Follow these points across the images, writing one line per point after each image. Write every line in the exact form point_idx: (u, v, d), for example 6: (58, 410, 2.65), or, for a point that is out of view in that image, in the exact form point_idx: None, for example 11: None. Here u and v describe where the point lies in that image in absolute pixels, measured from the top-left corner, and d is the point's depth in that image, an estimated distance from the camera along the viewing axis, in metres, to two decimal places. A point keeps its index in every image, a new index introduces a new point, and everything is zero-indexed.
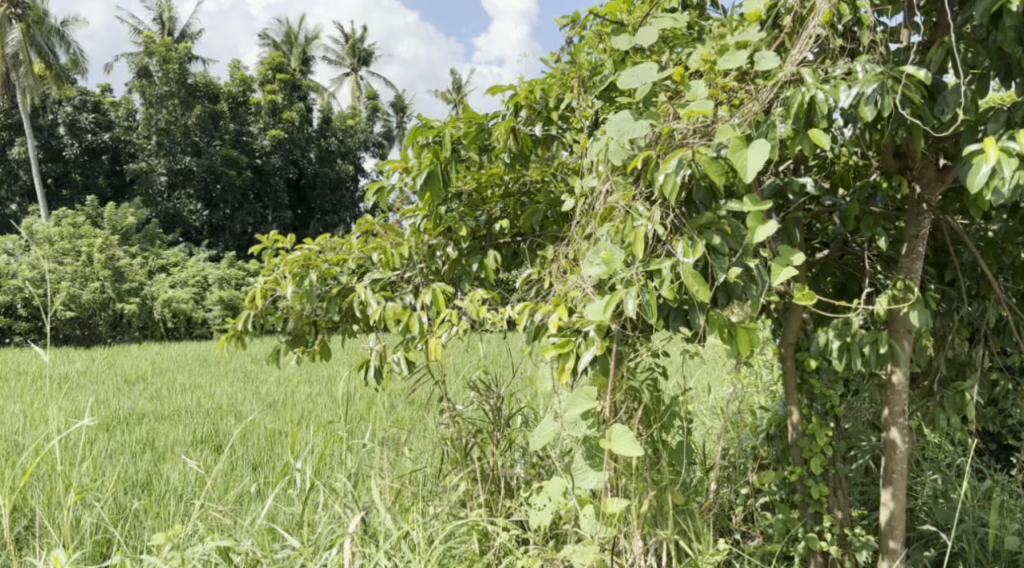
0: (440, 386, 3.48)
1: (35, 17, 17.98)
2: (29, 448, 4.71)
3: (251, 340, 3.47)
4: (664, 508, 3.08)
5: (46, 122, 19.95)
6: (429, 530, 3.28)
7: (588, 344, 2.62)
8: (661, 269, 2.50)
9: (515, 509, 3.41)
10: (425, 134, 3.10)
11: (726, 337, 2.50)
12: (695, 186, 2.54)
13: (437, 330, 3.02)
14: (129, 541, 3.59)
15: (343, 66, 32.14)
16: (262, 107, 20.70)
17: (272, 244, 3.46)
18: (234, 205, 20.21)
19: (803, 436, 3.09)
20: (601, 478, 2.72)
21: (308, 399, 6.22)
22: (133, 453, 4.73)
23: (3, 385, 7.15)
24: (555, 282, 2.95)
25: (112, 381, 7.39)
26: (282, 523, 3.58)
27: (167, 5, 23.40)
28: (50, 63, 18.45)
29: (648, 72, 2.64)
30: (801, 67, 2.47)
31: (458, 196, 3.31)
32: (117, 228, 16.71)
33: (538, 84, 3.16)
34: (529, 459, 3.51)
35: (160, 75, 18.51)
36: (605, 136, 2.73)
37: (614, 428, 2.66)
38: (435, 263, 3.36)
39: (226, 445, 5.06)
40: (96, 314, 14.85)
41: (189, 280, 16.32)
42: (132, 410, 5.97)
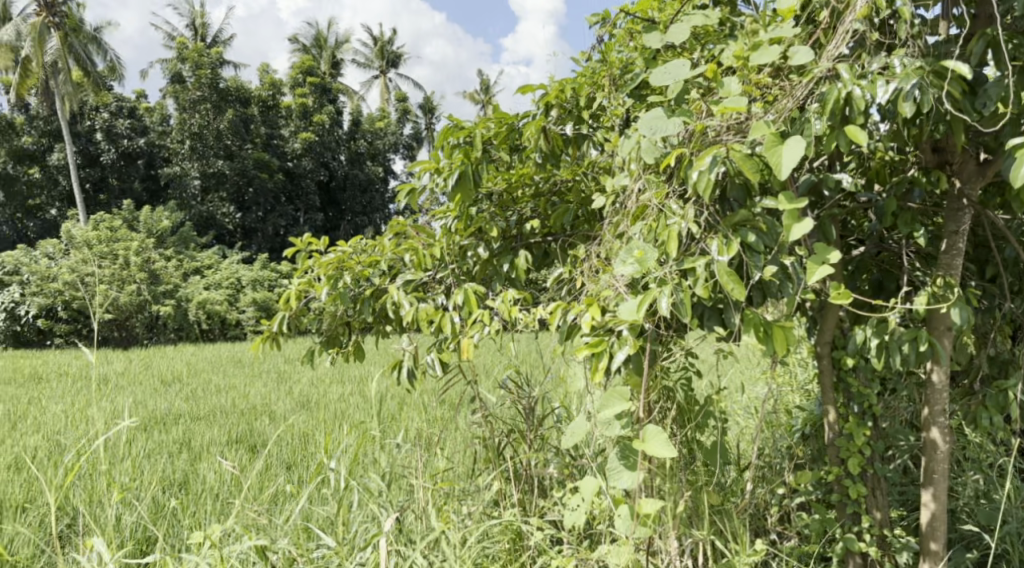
0: (472, 385, 3.47)
1: (72, 26, 18.29)
2: (70, 447, 4.78)
3: (285, 341, 3.49)
4: (699, 508, 3.07)
5: (84, 128, 20.28)
6: (463, 531, 3.28)
7: (621, 344, 2.61)
8: (695, 267, 2.48)
9: (549, 508, 3.40)
10: (456, 135, 3.12)
11: (762, 336, 2.48)
12: (729, 184, 2.52)
13: (469, 330, 3.02)
14: (168, 540, 3.63)
15: (371, 69, 32.37)
16: (293, 110, 20.94)
17: (305, 246, 3.45)
18: (267, 207, 20.35)
19: (840, 436, 3.06)
20: (636, 479, 2.69)
21: (340, 399, 6.26)
22: (170, 452, 4.79)
23: (44, 386, 7.30)
24: (587, 281, 2.94)
25: (150, 381, 7.52)
26: (317, 522, 3.60)
27: (200, 11, 23.71)
28: (88, 71, 18.86)
29: (680, 69, 2.62)
30: (837, 62, 2.45)
31: (489, 197, 3.32)
32: (152, 232, 16.95)
33: (568, 84, 3.16)
34: (563, 459, 3.51)
35: (194, 81, 18.78)
36: (637, 134, 2.72)
37: (648, 428, 2.66)
38: (467, 264, 3.36)
39: (261, 445, 5.09)
40: (133, 316, 15.07)
41: (223, 282, 16.50)
42: (169, 410, 6.04)
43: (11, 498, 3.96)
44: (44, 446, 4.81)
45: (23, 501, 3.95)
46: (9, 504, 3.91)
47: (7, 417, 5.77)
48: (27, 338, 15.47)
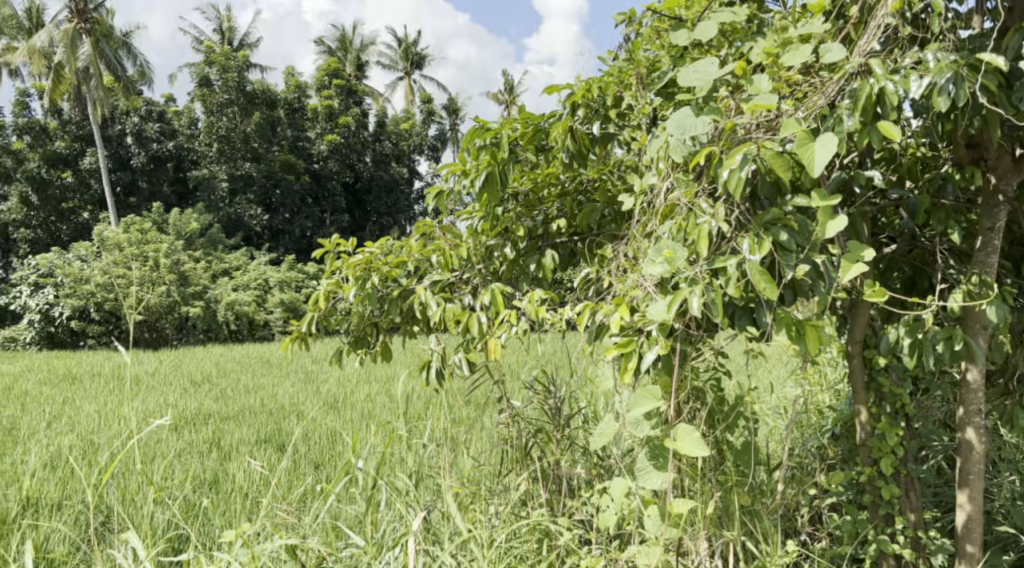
0: (498, 385, 3.46)
1: (102, 32, 18.57)
2: (103, 446, 4.83)
3: (314, 341, 3.50)
4: (730, 509, 3.05)
5: (115, 132, 20.54)
6: (491, 531, 3.27)
7: (650, 344, 2.60)
8: (726, 267, 2.46)
9: (577, 508, 3.39)
10: (482, 136, 3.14)
11: (794, 336, 2.46)
12: (761, 182, 2.51)
13: (497, 330, 3.02)
14: (200, 538, 3.65)
15: (396, 70, 32.47)
16: (319, 112, 21.05)
17: (333, 247, 3.45)
18: (293, 209, 20.45)
19: (872, 436, 3.03)
20: (666, 480, 2.67)
21: (367, 398, 6.28)
22: (200, 452, 4.82)
23: (77, 386, 7.39)
24: (614, 281, 2.93)
25: (180, 381, 7.60)
26: (345, 522, 3.61)
27: (226, 16, 23.92)
28: (119, 76, 19.19)
29: (709, 68, 2.60)
30: (869, 58, 2.43)
31: (515, 197, 3.31)
32: (181, 233, 17.12)
33: (595, 83, 3.15)
34: (590, 459, 3.51)
35: (221, 84, 18.98)
36: (665, 133, 2.70)
37: (679, 428, 2.65)
38: (494, 264, 3.36)
39: (288, 445, 5.12)
40: (163, 317, 15.26)
41: (251, 283, 16.62)
42: (199, 410, 6.10)
43: (47, 496, 4.01)
44: (78, 445, 4.87)
45: (59, 499, 4.00)
46: (46, 501, 3.95)
47: (42, 417, 5.85)
48: (60, 339, 15.72)
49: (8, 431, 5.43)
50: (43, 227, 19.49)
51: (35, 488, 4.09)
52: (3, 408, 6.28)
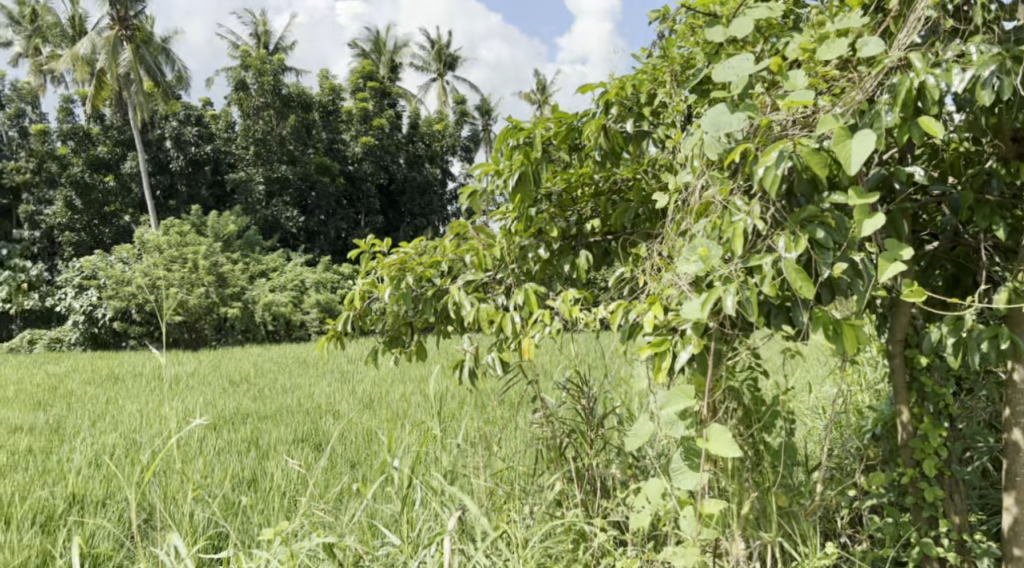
0: (532, 385, 3.45)
1: (143, 38, 18.72)
2: (144, 445, 4.89)
3: (350, 340, 3.51)
4: (767, 511, 3.00)
5: (155, 137, 20.87)
6: (525, 531, 3.26)
7: (684, 343, 2.58)
8: (761, 265, 2.44)
9: (612, 509, 3.37)
10: (515, 136, 3.12)
11: (831, 335, 2.43)
12: (797, 179, 2.47)
13: (530, 330, 3.01)
14: (239, 535, 3.68)
15: (429, 71, 32.59)
16: (353, 115, 21.14)
17: (369, 248, 3.46)
18: (329, 211, 20.58)
19: (914, 437, 2.98)
20: (700, 480, 2.67)
21: (403, 398, 6.30)
22: (238, 451, 4.87)
23: (120, 386, 7.49)
24: (648, 280, 2.91)
25: (220, 381, 7.67)
26: (382, 520, 3.62)
27: (262, 20, 24.17)
28: (159, 81, 19.39)
29: (744, 63, 2.57)
30: (909, 51, 2.39)
31: (548, 197, 3.30)
32: (219, 236, 17.33)
33: (628, 81, 3.14)
34: (625, 459, 3.50)
35: (257, 88, 19.23)
36: (699, 131, 2.68)
37: (712, 428, 2.62)
38: (528, 263, 3.34)
39: (325, 444, 5.15)
40: (202, 317, 15.44)
41: (288, 284, 16.76)
42: (237, 409, 6.17)
43: (92, 493, 4.07)
44: (120, 443, 4.93)
45: (103, 496, 4.06)
46: (90, 499, 4.01)
47: (86, 416, 5.95)
48: (103, 340, 15.99)
49: (54, 430, 5.53)
50: (86, 230, 19.84)
51: (79, 486, 4.16)
52: (49, 408, 6.39)
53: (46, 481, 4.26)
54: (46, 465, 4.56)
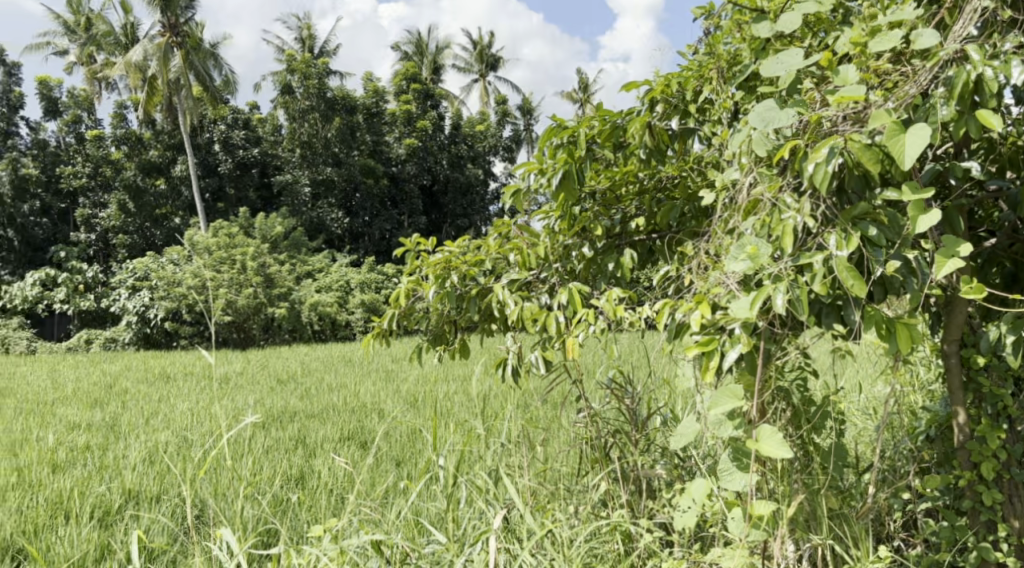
0: (576, 384, 3.43)
1: (193, 44, 18.87)
2: (195, 442, 4.97)
3: (395, 339, 3.53)
4: (818, 512, 2.94)
5: (204, 141, 21.26)
6: (571, 531, 3.24)
7: (733, 342, 2.53)
8: (812, 263, 2.41)
9: (657, 510, 3.34)
10: (559, 135, 3.10)
11: (884, 333, 2.40)
12: (848, 176, 2.43)
13: (574, 330, 2.98)
14: (289, 532, 3.71)
15: (471, 73, 32.69)
16: (397, 117, 21.25)
17: (414, 247, 3.47)
18: (373, 212, 20.73)
19: (971, 438, 2.92)
20: (749, 480, 2.65)
21: (446, 396, 6.33)
22: (286, 449, 4.93)
23: (172, 385, 7.60)
24: (696, 277, 2.88)
25: (268, 380, 7.76)
26: (428, 518, 3.62)
27: (306, 24, 24.41)
28: (208, 86, 19.53)
29: (793, 58, 2.54)
30: (965, 43, 2.34)
31: (592, 195, 3.28)
32: (267, 237, 17.54)
33: (674, 78, 3.13)
34: (670, 460, 3.49)
35: (302, 91, 19.39)
36: (747, 127, 2.65)
37: (761, 428, 2.58)
38: (571, 262, 3.33)
39: (371, 441, 5.21)
40: (251, 318, 15.55)
41: (333, 285, 16.96)
42: (285, 407, 6.24)
43: (146, 489, 4.14)
44: (173, 440, 5.02)
45: (157, 492, 4.12)
46: (145, 495, 4.09)
47: (139, 414, 6.04)
48: (155, 340, 16.23)
49: (109, 428, 5.62)
50: (138, 233, 20.08)
51: (134, 482, 4.23)
52: (104, 406, 6.50)
53: (104, 476, 4.34)
54: (102, 461, 4.64)
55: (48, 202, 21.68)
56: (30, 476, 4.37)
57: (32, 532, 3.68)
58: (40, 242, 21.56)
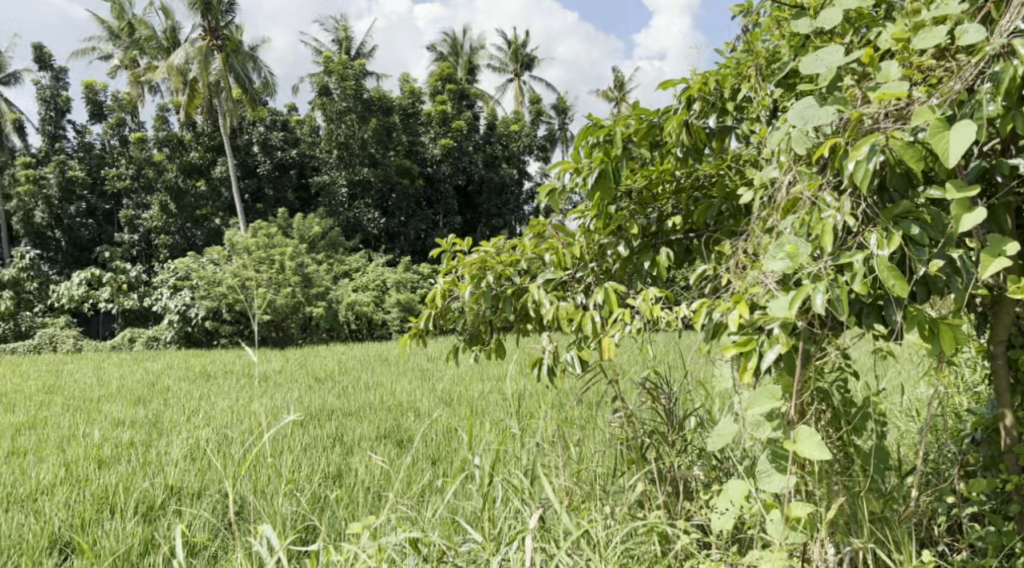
0: (612, 385, 3.40)
1: (232, 47, 18.97)
2: (234, 440, 5.02)
3: (431, 339, 3.53)
4: (858, 516, 2.90)
5: (243, 143, 21.66)
6: (607, 531, 3.22)
7: (771, 343, 2.50)
8: (853, 262, 2.38)
9: (695, 511, 3.32)
10: (594, 134, 3.07)
11: (928, 334, 2.36)
12: (890, 174, 2.40)
13: (610, 330, 2.97)
14: (327, 529, 3.73)
15: (506, 72, 32.70)
16: (433, 117, 21.29)
17: (450, 247, 3.47)
18: (409, 212, 20.82)
19: (1018, 442, 2.85)
20: (787, 482, 2.63)
21: (482, 395, 6.34)
22: (324, 447, 4.96)
23: (212, 383, 7.69)
24: (733, 277, 2.85)
25: (306, 378, 7.83)
26: (464, 517, 3.62)
27: (343, 26, 24.60)
28: (247, 88, 19.67)
29: (833, 54, 2.50)
30: (1012, 37, 2.29)
31: (628, 194, 3.26)
32: (305, 237, 17.71)
33: (712, 76, 3.10)
34: (707, 461, 3.47)
35: (340, 93, 19.51)
36: (786, 125, 2.62)
37: (800, 430, 2.55)
38: (606, 261, 3.31)
39: (408, 439, 5.22)
40: (289, 317, 15.69)
41: (370, 284, 17.11)
42: (323, 406, 6.28)
43: (188, 485, 4.19)
44: (213, 438, 5.07)
45: (198, 488, 4.17)
46: (187, 491, 4.14)
47: (181, 412, 6.10)
48: (196, 338, 16.37)
49: (152, 425, 5.69)
50: (180, 233, 20.40)
51: (177, 478, 4.28)
52: (148, 404, 6.58)
53: (148, 471, 4.40)
54: (146, 457, 4.70)
55: (93, 203, 22.08)
56: (78, 471, 4.45)
57: (80, 526, 3.74)
58: (86, 242, 22.00)
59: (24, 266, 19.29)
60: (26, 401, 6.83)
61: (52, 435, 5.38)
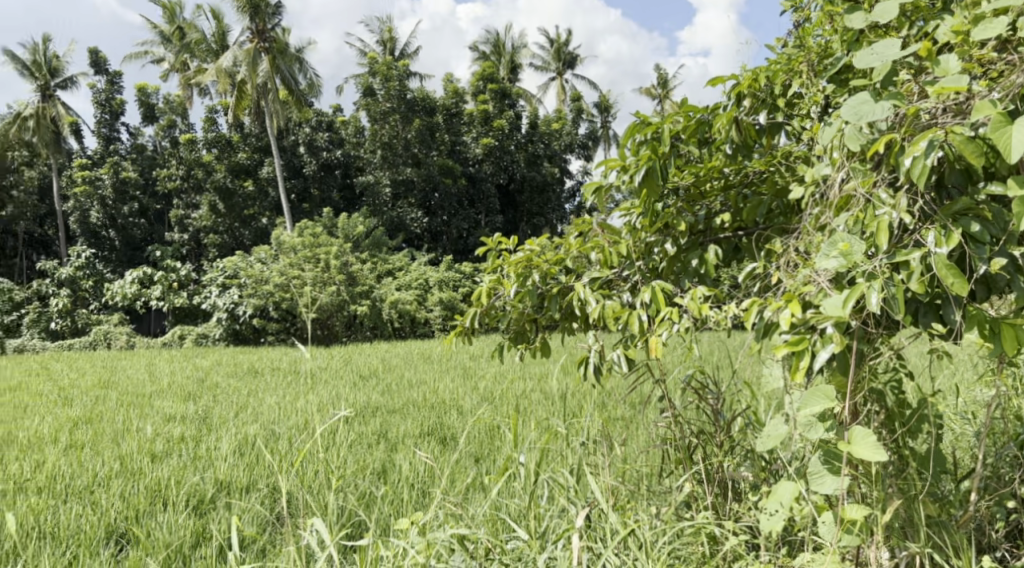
0: (659, 385, 3.36)
1: (279, 49, 19.15)
2: (281, 436, 5.07)
3: (476, 337, 3.53)
4: (915, 519, 2.85)
5: (290, 143, 22.04)
6: (654, 531, 3.19)
7: (824, 342, 2.45)
8: (909, 259, 2.33)
9: (744, 513, 3.27)
10: (643, 131, 3.04)
11: (988, 334, 2.32)
12: (948, 169, 2.35)
13: (657, 329, 2.94)
14: (374, 525, 3.77)
15: (549, 71, 32.69)
16: (475, 117, 21.34)
17: (495, 245, 3.47)
18: (451, 212, 20.89)
19: None
20: (840, 484, 2.59)
21: (524, 394, 6.34)
22: (369, 444, 4.99)
23: (260, 380, 7.78)
24: (784, 275, 2.80)
25: (351, 375, 7.89)
26: (509, 515, 3.60)
27: (388, 27, 24.75)
28: (293, 89, 19.86)
29: (889, 49, 2.46)
30: None
31: (676, 191, 3.22)
32: (349, 236, 17.85)
33: (762, 72, 3.06)
34: (757, 462, 3.42)
35: (384, 93, 19.68)
36: (838, 120, 2.58)
37: (854, 431, 2.51)
38: (653, 260, 3.28)
39: (452, 437, 5.23)
40: (334, 314, 15.82)
41: (413, 283, 17.25)
42: (368, 402, 6.32)
43: (237, 479, 4.24)
44: (261, 433, 5.13)
45: (247, 483, 4.22)
46: (236, 485, 4.19)
47: (229, 408, 6.19)
48: (244, 336, 16.56)
49: (201, 420, 5.77)
50: (229, 233, 20.72)
51: (226, 472, 4.33)
52: (197, 400, 6.67)
53: (198, 466, 4.46)
54: (197, 452, 4.76)
55: (146, 203, 22.48)
56: (132, 464, 4.53)
57: (134, 518, 3.81)
58: (138, 241, 22.40)
59: (79, 264, 19.68)
60: (82, 397, 6.96)
61: (107, 428, 5.48)
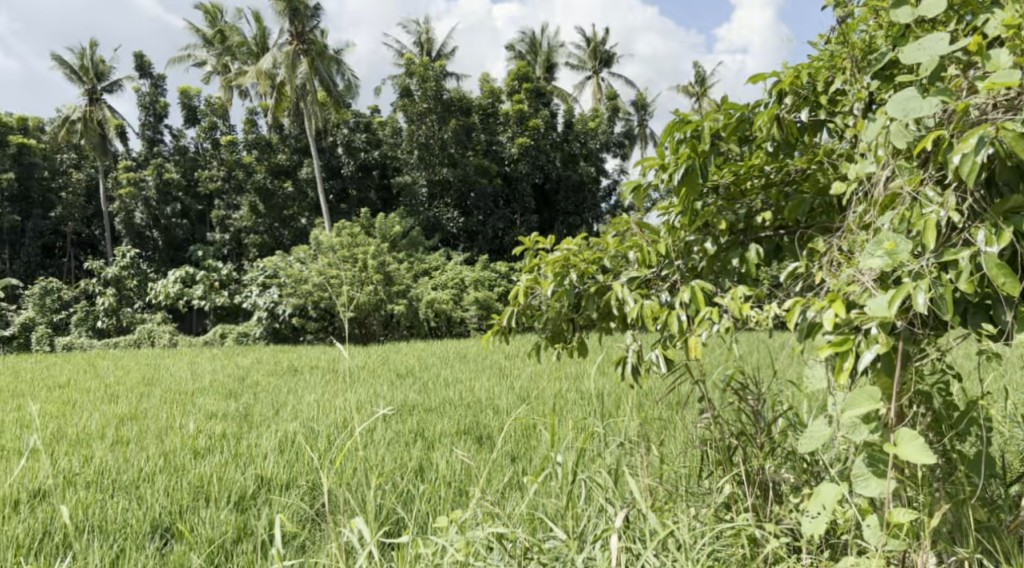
0: (699, 386, 3.32)
1: (318, 51, 19.24)
2: (320, 434, 5.10)
3: (513, 336, 3.52)
4: (962, 524, 2.80)
5: (328, 144, 22.21)
6: (693, 532, 3.17)
7: (869, 342, 2.42)
8: (958, 259, 2.29)
9: (785, 515, 3.22)
10: (682, 130, 3.02)
11: None
12: (999, 167, 2.30)
13: (697, 328, 2.91)
14: (414, 523, 3.78)
15: (584, 70, 32.63)
16: (511, 116, 21.24)
17: (533, 245, 3.46)
18: (487, 211, 20.91)
19: None
20: (885, 487, 2.55)
21: (559, 394, 6.32)
22: (406, 442, 5.00)
23: (299, 378, 7.82)
24: (827, 274, 2.76)
25: (388, 375, 7.90)
26: (547, 514, 3.58)
27: (425, 28, 24.88)
28: (331, 90, 19.98)
29: (937, 44, 2.41)
30: None
31: (716, 190, 3.18)
32: (387, 236, 17.95)
33: (804, 70, 3.03)
34: (798, 464, 3.38)
35: (421, 94, 19.76)
36: (882, 117, 2.53)
37: (900, 432, 2.47)
38: (693, 259, 3.24)
39: (488, 436, 5.23)
40: (372, 314, 15.91)
41: (449, 283, 17.27)
42: (405, 401, 6.34)
43: (277, 476, 4.28)
44: (300, 431, 5.16)
45: (287, 480, 4.25)
46: (276, 482, 4.22)
47: (270, 406, 6.25)
48: (284, 335, 16.73)
49: (243, 418, 5.83)
50: (269, 233, 20.96)
51: (268, 469, 4.37)
52: (237, 398, 6.72)
53: (240, 462, 4.50)
54: (238, 449, 4.81)
55: (188, 204, 22.81)
56: (174, 461, 4.58)
57: (178, 513, 3.86)
58: (180, 241, 22.74)
59: (124, 264, 20.01)
60: (127, 393, 7.06)
61: (150, 425, 5.54)
